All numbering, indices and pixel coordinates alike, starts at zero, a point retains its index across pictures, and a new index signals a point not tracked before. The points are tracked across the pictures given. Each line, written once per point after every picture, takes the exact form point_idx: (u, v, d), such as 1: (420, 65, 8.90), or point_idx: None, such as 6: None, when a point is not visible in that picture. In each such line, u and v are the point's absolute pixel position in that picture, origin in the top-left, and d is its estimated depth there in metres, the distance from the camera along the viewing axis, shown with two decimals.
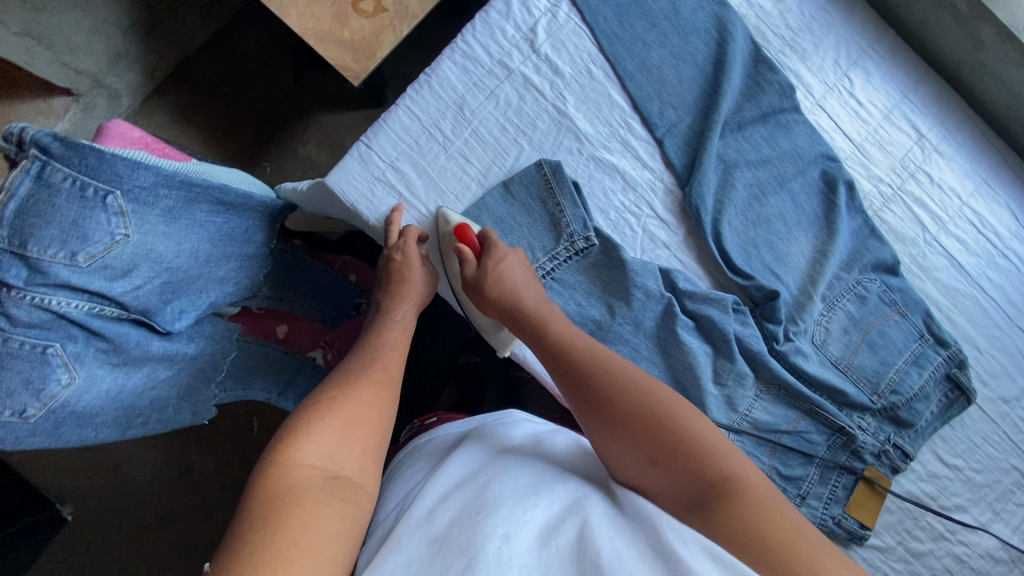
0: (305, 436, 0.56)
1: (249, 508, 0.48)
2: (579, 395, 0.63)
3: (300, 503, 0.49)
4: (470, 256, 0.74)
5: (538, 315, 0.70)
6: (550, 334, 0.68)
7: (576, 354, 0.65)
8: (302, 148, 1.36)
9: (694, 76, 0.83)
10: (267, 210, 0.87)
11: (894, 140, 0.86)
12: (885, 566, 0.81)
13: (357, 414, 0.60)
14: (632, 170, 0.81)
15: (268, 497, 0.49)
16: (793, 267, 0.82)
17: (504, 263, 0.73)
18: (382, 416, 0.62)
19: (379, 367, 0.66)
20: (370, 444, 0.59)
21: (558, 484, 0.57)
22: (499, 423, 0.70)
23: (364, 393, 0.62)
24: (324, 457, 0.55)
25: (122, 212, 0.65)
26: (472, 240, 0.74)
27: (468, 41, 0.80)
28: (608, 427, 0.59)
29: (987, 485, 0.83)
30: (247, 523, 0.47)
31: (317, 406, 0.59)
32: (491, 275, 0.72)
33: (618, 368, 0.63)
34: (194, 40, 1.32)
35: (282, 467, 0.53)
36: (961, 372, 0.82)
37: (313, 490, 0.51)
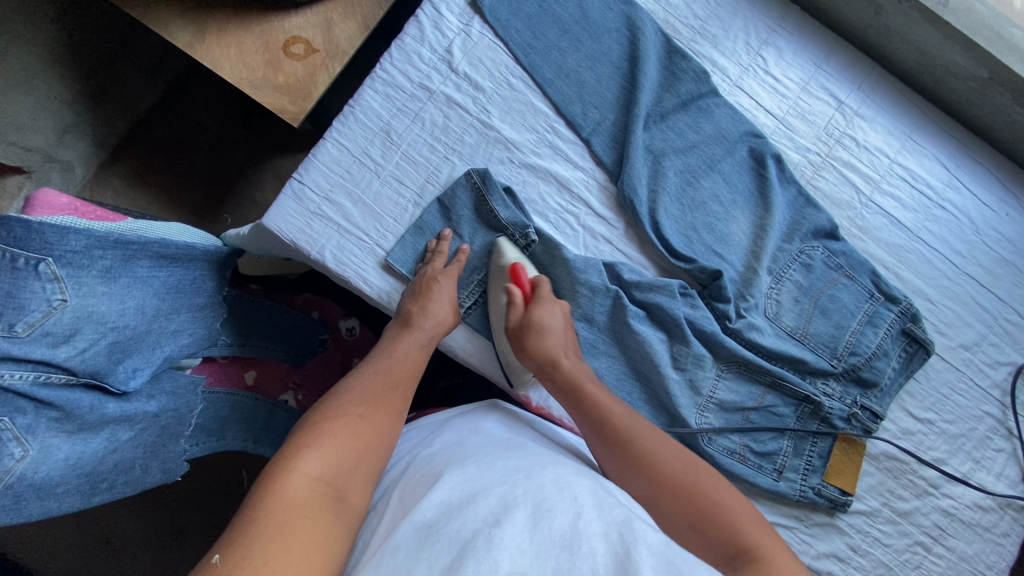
0: (317, 448, 0.55)
1: (252, 512, 0.47)
2: (615, 455, 0.63)
3: (308, 520, 0.48)
4: (519, 299, 0.74)
5: (577, 376, 0.70)
6: (587, 398, 0.68)
7: (620, 418, 0.65)
8: (260, 194, 1.38)
9: (612, 74, 0.85)
10: (213, 258, 0.88)
11: (815, 110, 0.88)
12: (874, 530, 0.80)
13: (368, 437, 0.59)
14: (564, 172, 0.83)
15: (276, 507, 0.48)
16: (735, 245, 0.83)
17: (549, 313, 0.74)
18: (389, 438, 0.61)
19: (393, 387, 0.65)
20: (377, 473, 0.58)
21: (545, 466, 0.56)
22: (497, 423, 0.70)
23: (377, 416, 0.61)
24: (336, 474, 0.54)
25: (57, 278, 0.65)
26: (525, 283, 0.76)
27: (387, 69, 0.82)
28: (651, 489, 0.60)
29: (963, 434, 0.83)
30: (248, 527, 0.45)
31: (332, 419, 0.59)
32: (532, 328, 0.72)
33: (651, 437, 0.64)
34: (143, 105, 1.35)
35: (291, 476, 0.51)
36: (916, 325, 0.83)
37: (317, 503, 0.50)
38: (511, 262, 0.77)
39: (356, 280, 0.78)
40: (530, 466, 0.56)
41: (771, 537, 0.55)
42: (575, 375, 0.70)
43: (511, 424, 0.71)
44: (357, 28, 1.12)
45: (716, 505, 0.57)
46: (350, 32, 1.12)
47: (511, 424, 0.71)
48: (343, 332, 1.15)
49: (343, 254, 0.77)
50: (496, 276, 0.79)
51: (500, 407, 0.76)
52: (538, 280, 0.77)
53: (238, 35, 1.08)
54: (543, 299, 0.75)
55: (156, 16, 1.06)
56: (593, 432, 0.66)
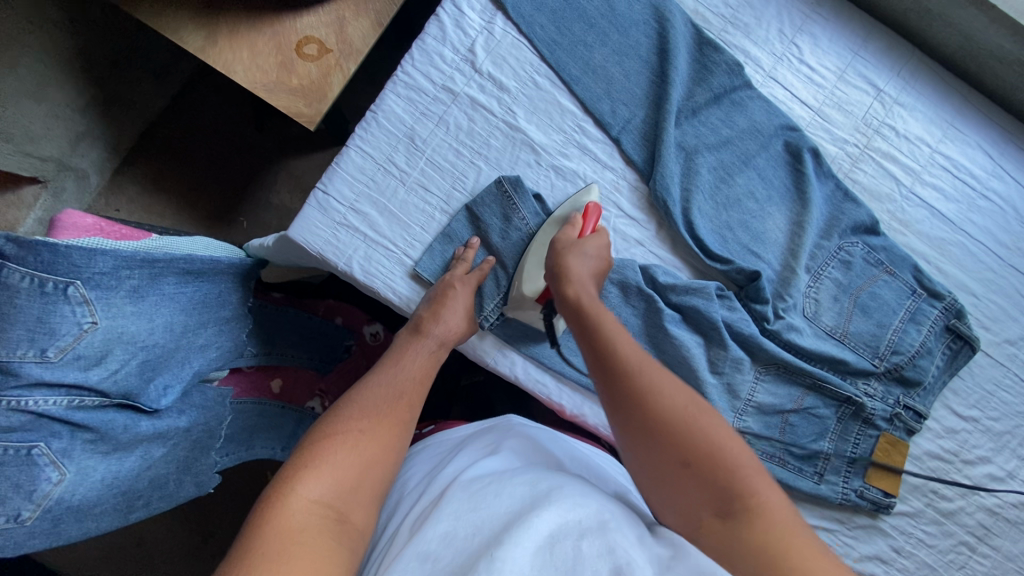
0: (317, 469, 0.52)
1: (249, 541, 0.45)
2: (610, 373, 0.58)
3: (309, 545, 0.45)
4: (577, 223, 0.73)
5: (585, 298, 0.65)
6: (604, 325, 0.62)
7: (627, 349, 0.59)
8: (274, 196, 1.37)
9: (640, 69, 0.82)
10: (238, 270, 0.87)
11: (853, 100, 0.85)
12: (918, 531, 0.79)
13: (373, 454, 0.56)
14: (593, 173, 0.81)
15: (275, 532, 0.46)
16: (772, 243, 0.81)
17: (586, 248, 0.71)
18: (394, 453, 0.58)
19: (398, 397, 0.63)
20: (382, 491, 0.56)
21: (555, 486, 0.54)
22: (508, 446, 0.68)
23: (382, 429, 0.59)
24: (338, 495, 0.52)
25: (86, 300, 0.64)
26: (591, 221, 0.74)
27: (409, 72, 0.80)
28: (646, 433, 0.54)
29: (1008, 432, 0.81)
30: (243, 557, 0.43)
31: (332, 436, 0.56)
32: (579, 248, 0.70)
33: (655, 373, 0.57)
34: (153, 109, 1.34)
35: (291, 499, 0.49)
36: (961, 321, 0.80)
37: (317, 528, 0.47)
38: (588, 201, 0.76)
39: (385, 291, 0.76)
40: (539, 488, 0.54)
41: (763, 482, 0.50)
42: (591, 300, 0.65)
43: (526, 446, 0.69)
44: (370, 26, 1.10)
45: (713, 448, 0.51)
46: (363, 30, 1.09)
47: (525, 445, 0.70)
48: (367, 337, 1.14)
49: (370, 265, 0.76)
50: (564, 210, 0.77)
51: (515, 428, 0.73)
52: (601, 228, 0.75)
53: (250, 37, 1.06)
54: (596, 240, 0.72)
55: (165, 20, 1.04)
56: (596, 362, 0.60)
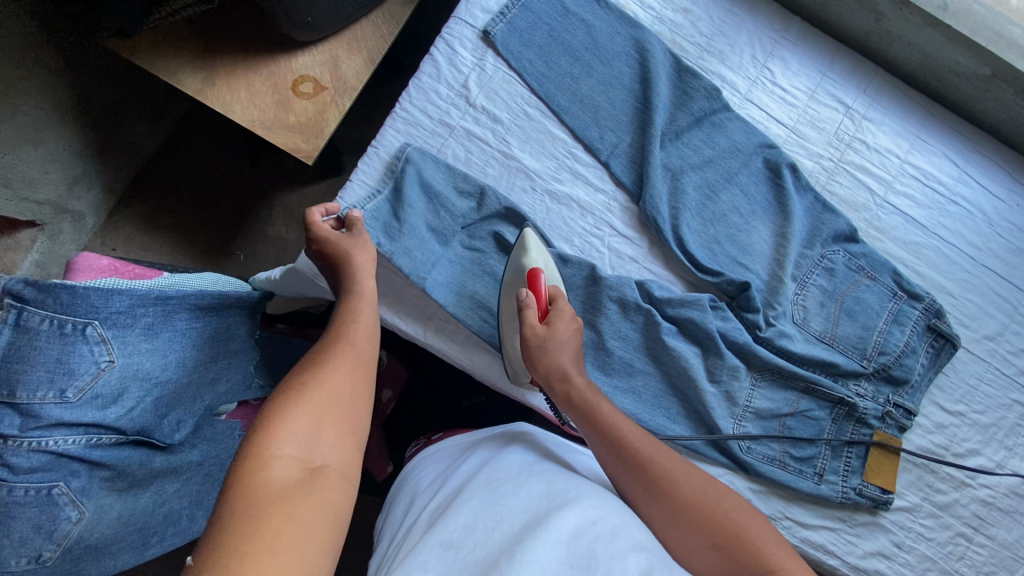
0: (284, 424, 0.52)
1: (231, 504, 0.45)
2: (628, 475, 0.61)
3: (289, 502, 0.46)
4: (532, 309, 0.72)
5: (586, 395, 0.68)
6: (603, 417, 0.65)
7: (638, 445, 0.62)
8: (271, 229, 1.40)
9: (625, 96, 0.87)
10: (246, 303, 0.88)
11: (824, 117, 0.90)
12: (917, 525, 0.83)
13: (332, 400, 0.56)
14: (585, 196, 0.85)
15: (255, 494, 0.46)
16: (759, 255, 0.85)
17: (552, 338, 0.71)
18: (359, 395, 0.59)
19: (348, 345, 0.62)
20: (352, 426, 0.57)
21: (570, 492, 0.58)
22: (523, 445, 0.73)
23: (338, 377, 0.58)
24: (309, 448, 0.52)
25: (103, 339, 0.66)
26: (542, 292, 0.74)
27: (406, 108, 0.83)
28: (672, 516, 0.58)
29: (994, 424, 0.86)
30: (227, 518, 0.44)
31: (293, 392, 0.55)
32: (545, 339, 0.70)
33: (674, 462, 0.62)
34: (147, 148, 1.37)
35: (266, 461, 0.49)
36: (941, 320, 0.85)
37: (293, 482, 0.48)
38: (529, 269, 0.75)
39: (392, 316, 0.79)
40: (556, 492, 0.58)
41: (778, 542, 0.56)
42: (587, 395, 0.68)
43: (538, 449, 0.72)
44: (363, 63, 1.15)
45: (737, 527, 0.56)
46: (357, 67, 1.14)
47: (539, 449, 0.73)
48: None
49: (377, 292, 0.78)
50: (514, 281, 0.77)
51: (525, 435, 0.76)
52: (554, 292, 0.75)
53: (248, 77, 1.10)
54: (557, 318, 0.73)
55: (164, 65, 1.07)
56: (609, 453, 0.63)
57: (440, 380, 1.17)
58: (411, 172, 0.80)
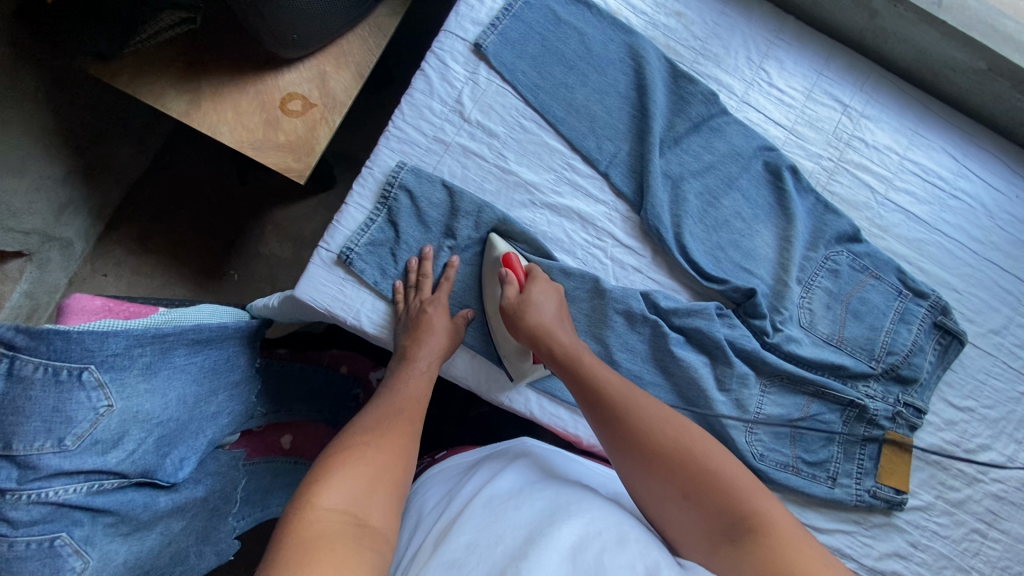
0: (333, 481, 0.55)
1: (281, 550, 0.47)
2: (606, 426, 0.64)
3: (335, 550, 0.47)
4: (513, 282, 0.75)
5: (570, 352, 0.71)
6: (586, 373, 0.68)
7: (613, 396, 0.65)
8: (264, 247, 1.38)
9: (621, 104, 0.85)
10: (245, 333, 0.86)
11: (822, 117, 0.89)
12: (931, 523, 0.82)
13: (382, 463, 0.59)
14: (586, 208, 0.83)
15: (301, 540, 0.48)
16: (763, 259, 0.84)
17: (535, 301, 0.73)
18: (406, 458, 0.61)
19: (399, 413, 0.65)
20: (396, 495, 0.58)
21: (573, 505, 0.58)
22: (523, 459, 0.72)
23: (390, 442, 0.61)
24: (358, 505, 0.54)
25: (100, 383, 0.64)
26: (519, 270, 0.76)
27: (400, 126, 0.81)
28: (647, 467, 0.60)
29: (1004, 417, 0.86)
30: (279, 563, 0.45)
31: (344, 452, 0.59)
32: (528, 306, 0.73)
33: (653, 412, 0.63)
34: (134, 171, 1.34)
35: (312, 511, 0.51)
36: (947, 317, 0.85)
37: (342, 534, 0.50)
38: (502, 253, 0.77)
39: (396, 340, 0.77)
40: (559, 505, 0.59)
41: (746, 481, 0.57)
42: (570, 352, 0.71)
43: (540, 465, 0.72)
44: (351, 77, 1.13)
45: (710, 475, 0.57)
46: (345, 82, 1.12)
47: (540, 463, 0.72)
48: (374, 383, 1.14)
49: (379, 317, 0.77)
50: (491, 270, 0.79)
51: (531, 448, 0.76)
52: (531, 268, 0.77)
53: (234, 97, 1.07)
54: (535, 284, 0.75)
55: (148, 88, 1.05)
56: (590, 408, 0.67)
57: (444, 395, 1.16)
58: (408, 193, 0.78)
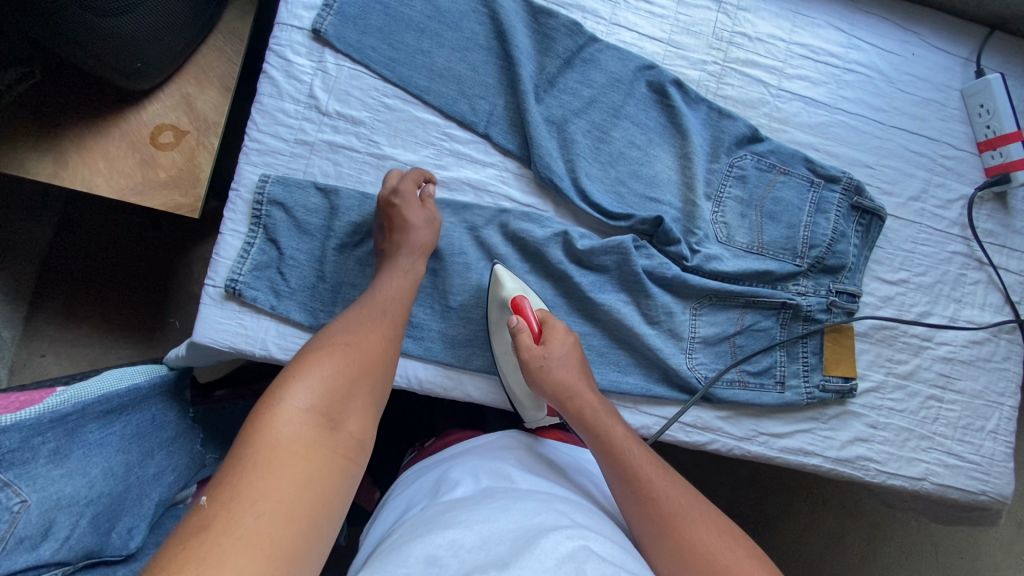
0: (309, 378, 0.54)
1: (246, 444, 0.48)
2: (637, 501, 0.60)
3: (298, 458, 0.48)
4: (528, 331, 0.71)
5: (622, 445, 0.64)
6: (615, 438, 0.65)
7: (640, 463, 0.62)
8: (197, 285, 1.29)
9: (485, 58, 0.80)
10: (162, 388, 0.84)
11: (698, 19, 0.84)
12: (886, 401, 0.83)
13: (363, 367, 0.58)
14: (475, 175, 0.79)
15: (267, 441, 0.48)
16: (667, 183, 0.81)
17: (552, 355, 0.70)
18: (386, 367, 0.61)
19: (386, 317, 0.64)
20: (375, 401, 0.58)
21: (564, 519, 0.54)
22: (520, 462, 0.69)
23: (372, 348, 0.60)
24: (331, 405, 0.54)
25: (6, 483, 0.61)
26: (531, 317, 0.72)
27: (256, 137, 0.75)
28: (673, 548, 0.56)
29: (938, 281, 0.85)
30: (240, 462, 0.46)
31: (325, 350, 0.58)
32: (548, 361, 0.70)
33: (682, 496, 0.60)
34: (40, 241, 1.22)
35: (282, 407, 0.51)
36: (862, 196, 0.82)
37: (310, 439, 0.50)
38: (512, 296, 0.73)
39: None
40: (550, 515, 0.54)
41: None
42: (598, 413, 0.68)
43: (531, 464, 0.69)
44: (219, 93, 1.06)
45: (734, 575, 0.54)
46: (214, 100, 1.05)
47: (534, 464, 0.69)
48: None
49: (286, 341, 0.74)
50: (497, 311, 0.76)
51: (524, 446, 0.73)
52: (542, 314, 0.74)
53: (99, 145, 1.00)
54: (553, 338, 0.72)
55: (5, 157, 0.97)
56: (611, 468, 0.63)
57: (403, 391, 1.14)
58: (281, 206, 0.74)
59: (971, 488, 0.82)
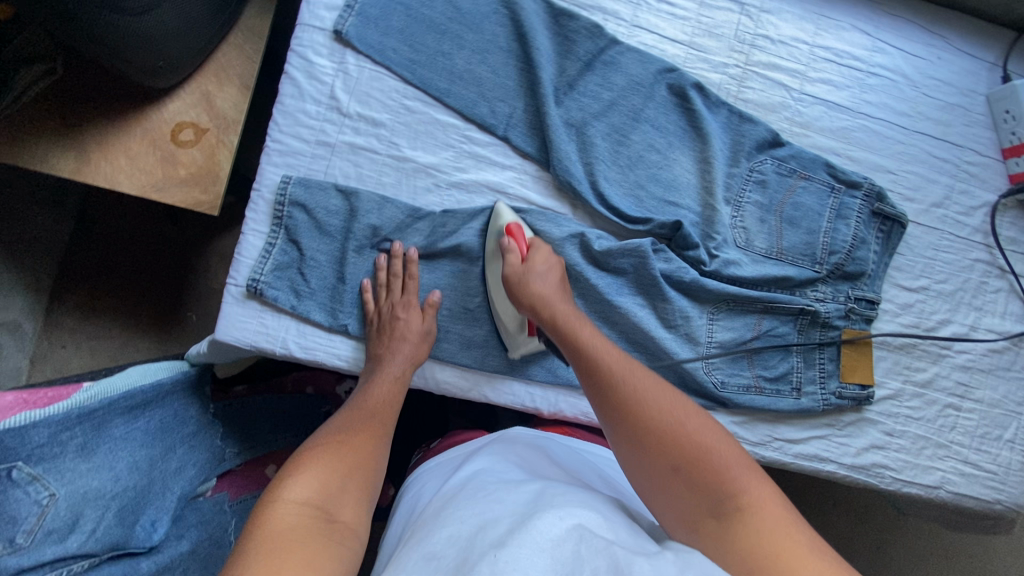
0: (303, 475, 0.52)
1: (246, 542, 0.45)
2: (603, 400, 0.59)
3: (301, 542, 0.45)
4: (515, 248, 0.73)
5: (584, 346, 0.64)
6: (580, 339, 0.65)
7: (599, 358, 0.62)
8: (214, 280, 1.31)
9: (505, 60, 0.80)
10: (185, 384, 0.85)
11: (720, 22, 0.84)
12: (903, 409, 0.83)
13: (356, 457, 0.57)
14: (494, 177, 0.80)
15: (266, 534, 0.46)
16: (686, 187, 0.81)
17: (537, 270, 0.71)
18: (381, 457, 0.59)
19: (375, 415, 0.64)
20: (371, 492, 0.55)
21: (558, 498, 0.53)
22: (519, 458, 0.68)
23: (364, 440, 0.59)
24: (328, 497, 0.51)
25: (35, 477, 0.63)
26: (522, 239, 0.74)
27: (278, 138, 0.76)
28: (639, 439, 0.55)
29: (958, 288, 0.85)
30: (243, 558, 0.43)
31: (318, 448, 0.56)
32: (530, 274, 0.71)
33: (636, 379, 0.59)
34: (61, 234, 1.24)
35: (279, 504, 0.49)
36: (883, 203, 0.82)
37: (311, 525, 0.48)
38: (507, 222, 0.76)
39: (330, 359, 0.76)
40: (544, 498, 0.53)
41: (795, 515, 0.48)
42: (568, 320, 0.67)
43: (531, 460, 0.69)
44: (238, 91, 1.06)
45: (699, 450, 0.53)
46: (233, 98, 1.06)
47: (531, 459, 0.69)
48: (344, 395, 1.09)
49: (307, 340, 0.75)
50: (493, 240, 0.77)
51: (523, 445, 0.73)
52: (534, 240, 0.76)
53: (120, 143, 1.01)
54: (539, 257, 0.73)
55: (29, 153, 0.99)
56: (581, 371, 0.63)
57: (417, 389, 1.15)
58: (302, 207, 0.75)
59: (987, 497, 0.82)
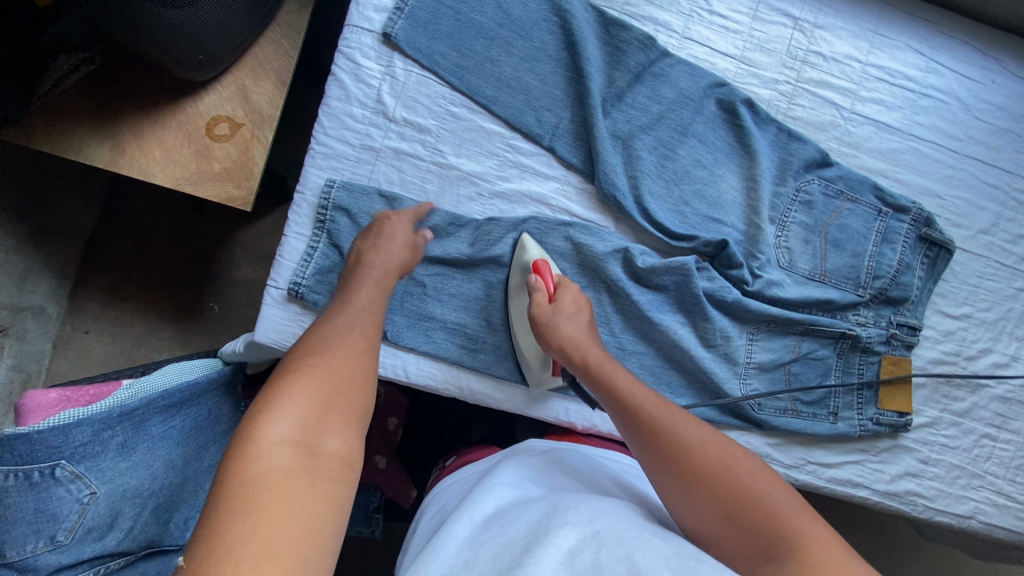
0: (280, 407, 0.47)
1: (223, 491, 0.41)
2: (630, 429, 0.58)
3: (285, 489, 0.41)
4: (541, 289, 0.72)
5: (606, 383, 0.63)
6: (606, 376, 0.64)
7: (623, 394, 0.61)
8: (238, 272, 1.29)
9: (554, 69, 0.79)
10: (221, 382, 0.84)
11: (773, 37, 0.82)
12: (939, 437, 0.82)
13: (338, 381, 0.52)
14: (537, 187, 0.79)
15: (245, 481, 0.41)
16: (731, 205, 0.80)
17: (562, 312, 0.71)
18: (365, 379, 0.54)
19: (354, 332, 0.58)
20: (357, 419, 0.51)
21: (572, 503, 0.51)
22: (534, 472, 0.67)
23: (346, 361, 0.54)
24: (309, 431, 0.47)
25: (77, 475, 0.63)
26: (550, 279, 0.73)
27: (322, 141, 0.75)
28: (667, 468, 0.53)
29: (1002, 317, 0.83)
30: (221, 510, 0.39)
31: (293, 373, 0.51)
32: (559, 316, 0.70)
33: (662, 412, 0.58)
34: (88, 220, 1.23)
35: (256, 444, 0.44)
36: (931, 228, 0.81)
37: (295, 468, 0.43)
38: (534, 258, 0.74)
39: None
40: (558, 506, 0.52)
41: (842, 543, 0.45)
42: (595, 358, 0.67)
43: (546, 473, 0.68)
44: (274, 87, 1.05)
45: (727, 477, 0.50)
46: (269, 93, 1.04)
47: (549, 472, 0.68)
48: None
49: None
50: (518, 275, 0.77)
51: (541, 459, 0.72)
52: (561, 279, 0.75)
53: (156, 134, 0.99)
54: (566, 298, 0.72)
55: (67, 144, 0.96)
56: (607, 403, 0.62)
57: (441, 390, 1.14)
58: (346, 212, 0.74)
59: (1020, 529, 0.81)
